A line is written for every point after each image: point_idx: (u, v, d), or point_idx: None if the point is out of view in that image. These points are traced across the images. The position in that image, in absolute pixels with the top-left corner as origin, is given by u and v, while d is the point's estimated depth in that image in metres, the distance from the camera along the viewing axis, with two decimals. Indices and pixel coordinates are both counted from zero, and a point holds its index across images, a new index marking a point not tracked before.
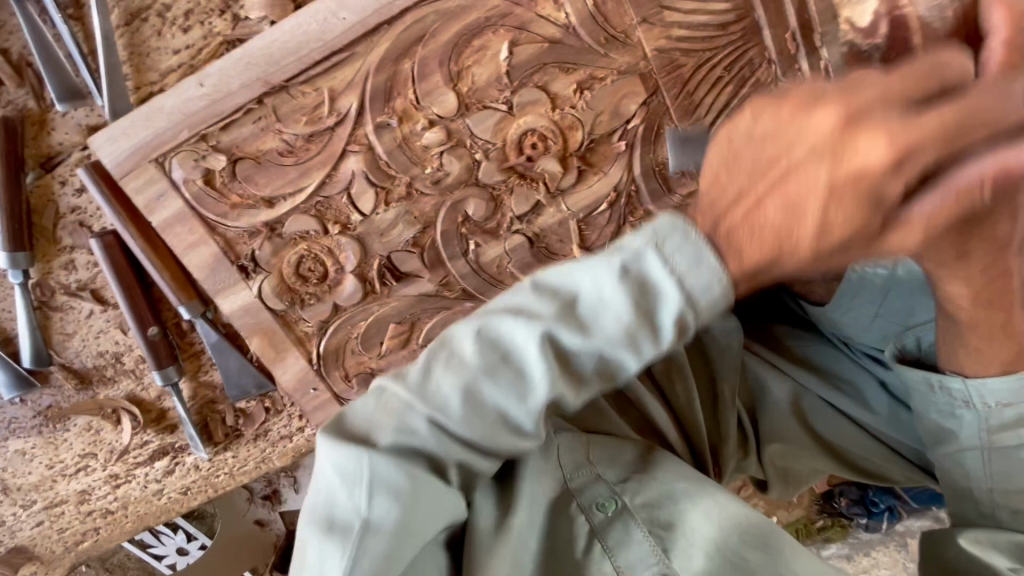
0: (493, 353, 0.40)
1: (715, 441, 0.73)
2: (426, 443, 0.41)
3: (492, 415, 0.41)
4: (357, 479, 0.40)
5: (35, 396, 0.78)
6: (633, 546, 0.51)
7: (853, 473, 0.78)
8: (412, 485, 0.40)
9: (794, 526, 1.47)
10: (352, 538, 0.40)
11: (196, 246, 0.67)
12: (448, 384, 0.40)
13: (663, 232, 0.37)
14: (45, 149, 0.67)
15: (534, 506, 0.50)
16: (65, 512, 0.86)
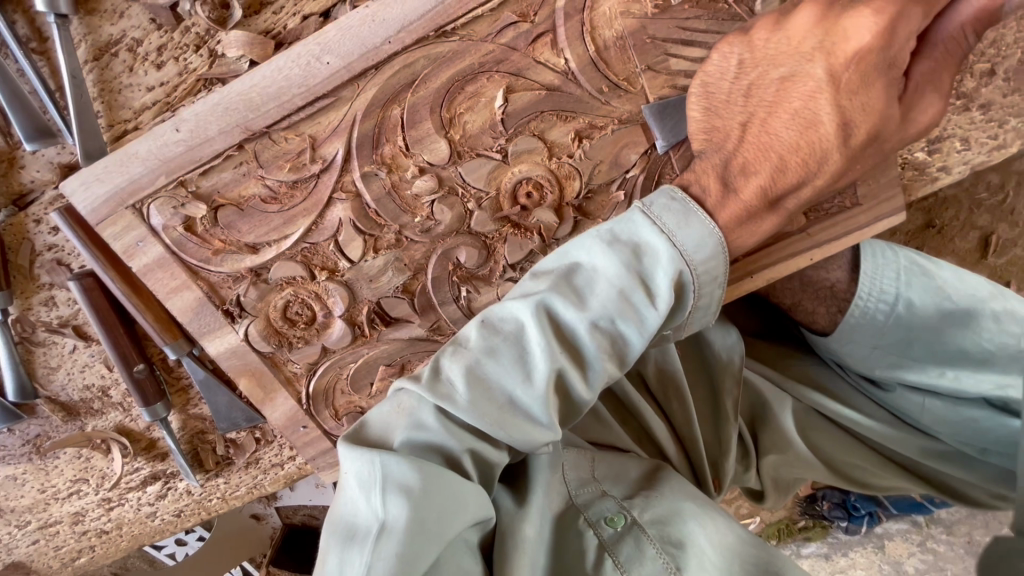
0: (502, 335, 0.51)
1: (717, 448, 0.89)
2: (434, 436, 0.50)
3: (502, 394, 0.50)
4: (372, 485, 0.47)
5: (23, 426, 0.78)
6: (646, 562, 0.58)
7: (827, 468, 0.94)
8: (421, 485, 0.47)
9: (777, 526, 1.54)
10: (369, 542, 0.46)
11: (179, 291, 0.65)
12: (455, 369, 0.50)
13: (651, 200, 0.52)
14: (17, 187, 0.64)
15: (545, 519, 0.60)
16: (60, 531, 0.87)
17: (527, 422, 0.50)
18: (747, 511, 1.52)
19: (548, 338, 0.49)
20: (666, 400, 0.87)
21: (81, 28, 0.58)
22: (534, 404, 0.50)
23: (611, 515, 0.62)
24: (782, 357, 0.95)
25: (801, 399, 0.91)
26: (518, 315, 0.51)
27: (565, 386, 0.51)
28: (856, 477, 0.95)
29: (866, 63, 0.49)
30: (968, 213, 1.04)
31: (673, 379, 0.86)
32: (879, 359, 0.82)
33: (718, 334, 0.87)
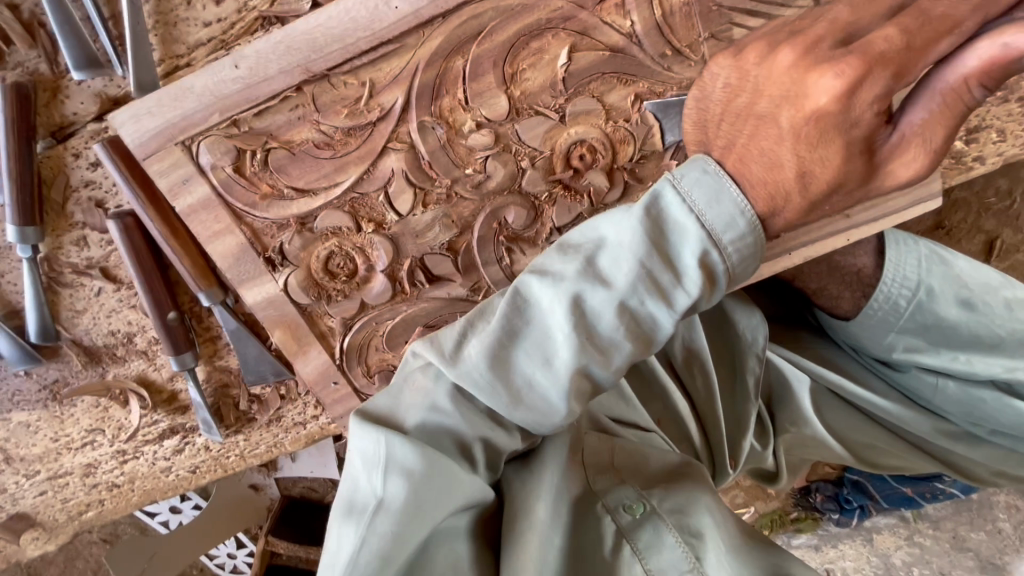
0: (521, 317, 0.49)
1: (736, 428, 0.91)
2: (449, 419, 0.49)
3: (520, 376, 0.49)
4: (376, 461, 0.47)
5: (41, 370, 0.75)
6: (665, 550, 0.55)
7: (838, 448, 0.96)
8: (422, 469, 0.46)
9: (770, 517, 1.57)
10: (366, 518, 0.46)
11: (221, 235, 0.64)
12: (476, 350, 0.48)
13: (685, 175, 0.48)
14: (58, 119, 0.62)
15: (559, 502, 0.55)
16: (69, 483, 0.85)
17: (543, 403, 0.49)
18: (742, 501, 1.56)
19: (567, 316, 0.47)
20: (689, 376, 0.89)
21: None
22: (552, 389, 0.48)
23: (631, 502, 0.57)
24: (793, 337, 0.97)
25: (817, 380, 0.92)
26: (540, 294, 0.49)
27: (584, 373, 0.48)
28: (866, 457, 0.99)
29: (825, 122, 0.43)
30: (976, 216, 1.06)
31: (698, 355, 0.88)
32: (895, 343, 0.85)
33: (742, 316, 0.88)
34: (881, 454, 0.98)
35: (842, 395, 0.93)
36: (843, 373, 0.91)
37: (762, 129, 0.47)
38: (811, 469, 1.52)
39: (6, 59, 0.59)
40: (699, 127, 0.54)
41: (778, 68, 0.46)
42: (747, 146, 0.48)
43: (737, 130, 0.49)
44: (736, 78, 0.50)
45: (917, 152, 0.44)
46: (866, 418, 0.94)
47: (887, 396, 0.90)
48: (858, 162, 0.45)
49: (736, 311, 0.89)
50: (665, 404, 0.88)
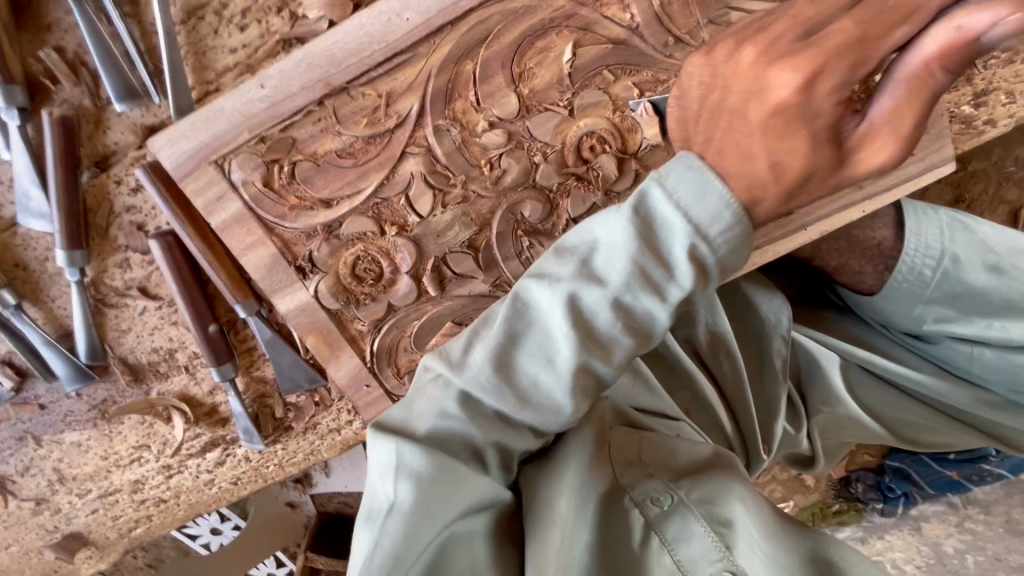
0: (521, 321, 0.50)
1: (767, 413, 0.91)
2: (458, 424, 0.50)
3: (524, 379, 0.50)
4: (388, 467, 0.49)
5: (91, 390, 0.79)
6: (694, 541, 0.54)
7: (875, 427, 0.95)
8: (428, 473, 0.47)
9: (811, 510, 1.53)
10: (379, 521, 0.47)
11: (254, 247, 0.67)
12: (480, 355, 0.50)
13: (669, 170, 0.49)
14: (101, 149, 0.66)
15: (587, 492, 0.55)
16: (119, 500, 0.88)
17: (548, 404, 0.51)
18: (781, 495, 1.52)
19: (567, 318, 0.48)
20: (715, 361, 0.89)
21: None
22: (555, 387, 0.49)
23: (658, 494, 0.57)
24: (817, 317, 0.96)
25: (847, 358, 0.91)
26: (540, 298, 0.50)
27: (585, 374, 0.50)
28: (906, 434, 0.97)
29: (785, 115, 0.46)
30: (996, 187, 1.05)
31: (723, 339, 0.88)
32: (923, 316, 0.84)
33: (763, 300, 0.89)
34: (920, 432, 0.96)
35: (876, 373, 0.91)
36: (872, 350, 0.91)
37: (733, 123, 0.49)
38: (848, 458, 1.47)
39: (54, 97, 0.64)
40: (682, 125, 0.57)
41: (743, 64, 0.49)
42: (723, 139, 0.49)
43: (713, 125, 0.51)
44: (707, 76, 0.53)
45: (886, 140, 0.46)
46: (901, 394, 0.93)
47: (923, 371, 0.89)
48: (825, 151, 0.47)
49: (758, 296, 0.89)
50: (692, 392, 0.87)
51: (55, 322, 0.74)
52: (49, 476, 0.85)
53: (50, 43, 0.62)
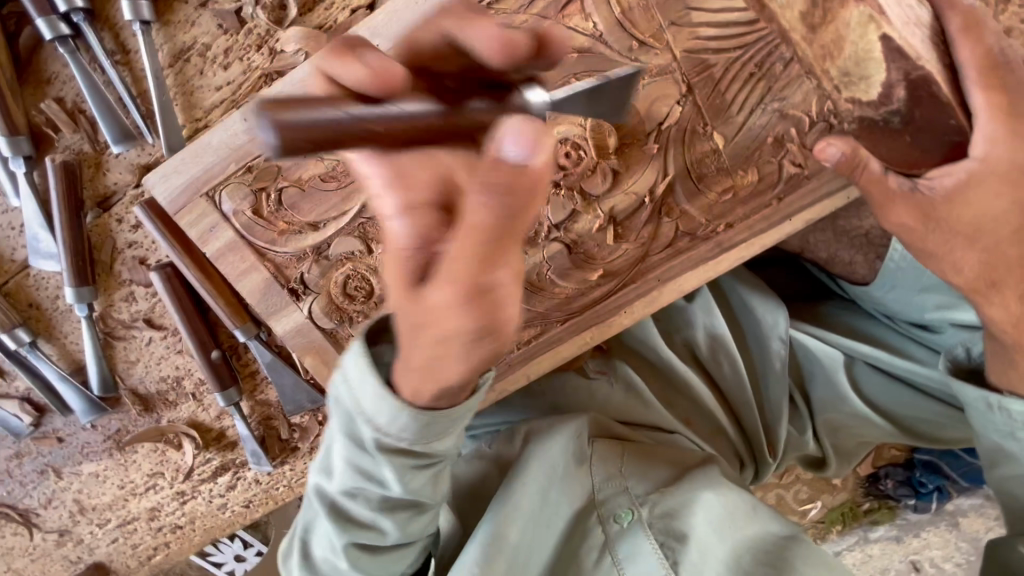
0: (386, 387, 0.53)
1: (769, 416, 0.91)
2: (358, 457, 0.59)
3: (367, 443, 0.57)
4: (325, 450, 0.64)
5: (105, 421, 0.83)
6: (643, 558, 0.70)
7: (890, 428, 0.92)
8: (343, 471, 0.61)
9: (841, 510, 1.47)
10: (318, 474, 0.65)
11: (247, 273, 0.70)
12: (364, 414, 0.54)
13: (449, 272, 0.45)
14: (102, 190, 0.70)
15: (552, 524, 0.75)
16: (137, 528, 0.90)
17: (378, 462, 0.57)
18: (807, 496, 1.46)
19: (352, 390, 0.55)
20: (716, 367, 0.89)
21: (162, 36, 0.65)
22: (413, 446, 0.55)
23: (620, 512, 0.74)
24: (818, 311, 0.95)
25: (851, 353, 0.90)
26: (343, 371, 0.56)
27: (399, 439, 0.54)
28: (920, 433, 0.93)
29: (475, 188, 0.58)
30: None
31: (723, 344, 0.88)
32: (920, 303, 0.85)
33: (761, 302, 0.88)
34: (937, 433, 0.92)
35: (881, 367, 0.89)
36: (876, 343, 0.89)
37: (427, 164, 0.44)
38: (875, 453, 1.42)
39: (56, 144, 0.68)
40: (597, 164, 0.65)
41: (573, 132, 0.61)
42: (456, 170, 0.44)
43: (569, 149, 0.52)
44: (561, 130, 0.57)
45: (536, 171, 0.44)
46: (913, 390, 0.90)
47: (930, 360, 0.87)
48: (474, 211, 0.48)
49: (755, 298, 0.88)
50: (690, 403, 0.90)
51: (68, 357, 0.78)
52: (70, 508, 0.88)
53: (50, 95, 0.66)
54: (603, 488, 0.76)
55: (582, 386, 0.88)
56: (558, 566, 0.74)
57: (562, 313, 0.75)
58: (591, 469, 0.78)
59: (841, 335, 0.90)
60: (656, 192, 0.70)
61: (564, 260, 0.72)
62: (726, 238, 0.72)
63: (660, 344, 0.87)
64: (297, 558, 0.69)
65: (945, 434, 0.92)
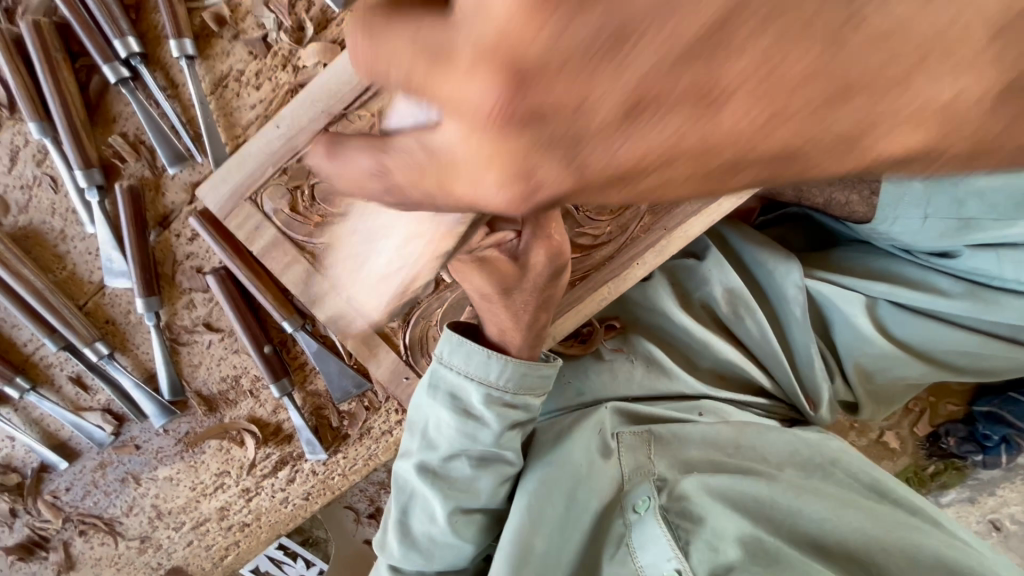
0: (478, 368, 0.72)
1: (796, 362, 0.94)
2: (449, 431, 0.74)
3: (463, 410, 0.74)
4: (414, 429, 0.77)
5: (175, 424, 0.91)
6: (656, 549, 0.74)
7: (925, 364, 0.91)
8: (437, 441, 0.75)
9: (905, 475, 1.41)
10: (410, 452, 0.77)
11: (291, 265, 0.77)
12: (458, 387, 0.73)
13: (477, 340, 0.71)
14: (162, 210, 0.80)
15: (582, 511, 0.79)
16: (209, 529, 0.96)
17: (485, 423, 0.73)
18: None
19: (463, 365, 0.72)
20: (739, 324, 0.92)
21: (204, 67, 0.76)
22: (493, 418, 0.73)
23: (641, 501, 0.78)
24: (831, 256, 0.97)
25: (869, 294, 0.90)
26: (448, 353, 0.73)
27: (501, 396, 0.73)
28: (959, 367, 0.92)
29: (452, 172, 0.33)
30: None
31: (742, 298, 0.91)
32: (932, 230, 0.84)
33: (770, 253, 0.92)
34: (974, 362, 0.91)
35: (903, 303, 0.89)
36: (894, 280, 0.90)
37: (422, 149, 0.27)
38: (930, 410, 1.39)
39: (123, 173, 0.79)
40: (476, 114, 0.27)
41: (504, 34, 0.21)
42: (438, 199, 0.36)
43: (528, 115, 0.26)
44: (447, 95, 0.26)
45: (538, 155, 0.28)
46: (943, 323, 0.89)
47: (952, 286, 0.87)
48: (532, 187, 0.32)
49: (765, 255, 0.92)
50: (715, 361, 0.93)
51: (140, 366, 0.87)
52: (148, 514, 0.95)
53: (116, 131, 0.77)
54: (632, 477, 0.81)
55: (603, 368, 0.92)
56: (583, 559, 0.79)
57: (577, 274, 0.78)
58: (619, 455, 0.83)
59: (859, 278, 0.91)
60: None
61: (572, 222, 0.76)
62: None
63: (674, 311, 0.91)
64: (396, 536, 0.78)
65: (981, 362, 0.91)
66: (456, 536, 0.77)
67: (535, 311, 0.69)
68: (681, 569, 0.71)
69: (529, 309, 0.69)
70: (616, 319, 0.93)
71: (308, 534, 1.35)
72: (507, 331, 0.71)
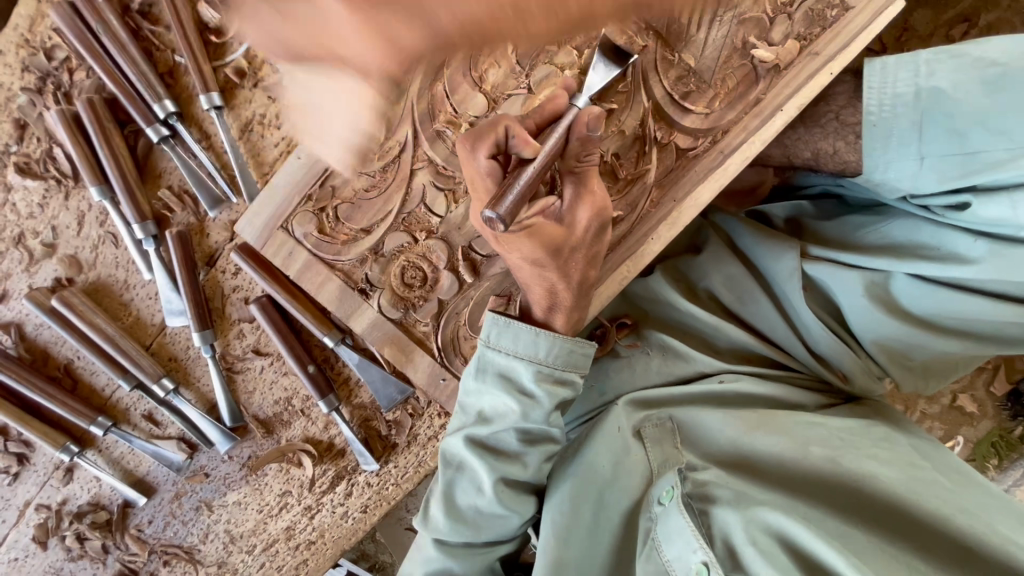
0: (518, 349, 0.75)
1: (806, 339, 0.94)
2: (505, 416, 0.78)
3: (526, 385, 0.76)
4: (465, 410, 0.81)
5: (238, 450, 0.97)
6: (679, 542, 0.74)
7: (958, 341, 0.84)
8: (486, 427, 0.80)
9: (990, 440, 1.30)
10: (459, 432, 0.81)
11: (324, 284, 0.84)
12: (504, 364, 0.76)
13: (513, 322, 0.75)
14: (208, 249, 0.89)
15: (617, 504, 0.84)
16: (279, 550, 1.00)
17: (537, 401, 0.76)
18: (944, 433, 1.30)
19: (511, 346, 0.76)
20: (744, 309, 0.96)
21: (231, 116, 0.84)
22: (535, 408, 0.77)
23: (666, 491, 0.80)
24: (844, 224, 0.95)
25: (873, 270, 0.87)
26: (496, 335, 0.76)
27: (550, 373, 0.76)
28: (1015, 337, 0.83)
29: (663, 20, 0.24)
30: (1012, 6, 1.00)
31: (741, 282, 0.96)
32: (932, 172, 0.80)
33: (767, 234, 0.97)
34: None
35: (917, 273, 0.84)
36: (902, 253, 0.86)
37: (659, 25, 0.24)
38: (1006, 366, 1.28)
39: (172, 222, 0.88)
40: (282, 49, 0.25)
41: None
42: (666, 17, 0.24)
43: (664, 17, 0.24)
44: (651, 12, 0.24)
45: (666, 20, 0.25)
46: (971, 294, 0.81)
47: (973, 247, 0.80)
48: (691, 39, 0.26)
49: (763, 242, 0.96)
50: (731, 343, 0.96)
51: (203, 398, 0.95)
52: (223, 539, 1.00)
53: (164, 186, 0.87)
54: (660, 470, 0.85)
55: (621, 365, 0.95)
56: (621, 550, 0.83)
57: None
58: (647, 449, 0.87)
59: (861, 254, 0.88)
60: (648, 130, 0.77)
61: None
62: (725, 144, 0.78)
63: (675, 299, 0.96)
64: (442, 509, 0.82)
65: None
66: (501, 507, 0.81)
67: (584, 266, 0.72)
68: (707, 560, 0.71)
69: (579, 266, 0.71)
70: (626, 317, 0.98)
71: (375, 559, 1.34)
72: (557, 292, 0.72)
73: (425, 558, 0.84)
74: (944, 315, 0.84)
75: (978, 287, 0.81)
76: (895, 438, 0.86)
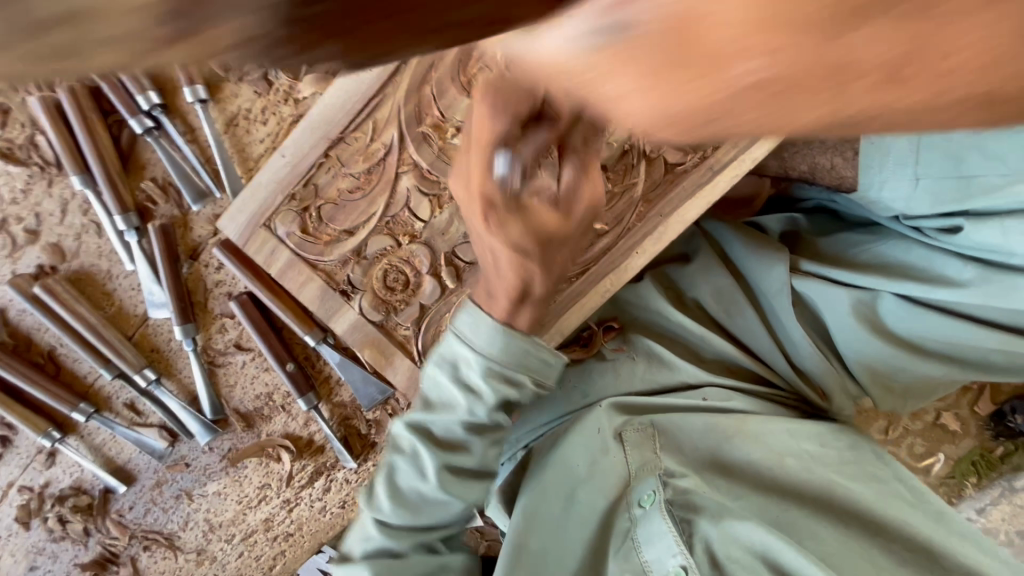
0: (470, 342, 0.73)
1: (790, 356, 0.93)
2: (456, 404, 0.77)
3: (474, 377, 0.75)
4: (418, 394, 0.80)
5: (219, 441, 0.98)
6: (660, 542, 0.77)
7: (937, 363, 0.85)
8: (437, 413, 0.78)
9: (971, 459, 1.29)
10: (411, 413, 0.80)
11: (306, 283, 0.82)
12: (455, 355, 0.75)
13: (465, 313, 0.73)
14: (191, 243, 0.89)
15: (591, 504, 0.83)
16: (257, 540, 1.02)
17: (484, 395, 0.75)
18: (925, 450, 1.30)
19: (463, 337, 0.74)
20: (731, 322, 0.94)
21: (216, 110, 0.84)
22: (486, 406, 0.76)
23: (647, 495, 0.81)
24: (835, 240, 0.94)
25: (864, 288, 0.86)
26: (454, 323, 0.74)
27: (500, 369, 0.74)
28: (993, 363, 0.83)
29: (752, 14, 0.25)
30: None
31: (731, 295, 0.94)
32: (927, 196, 0.81)
33: (760, 245, 0.94)
34: (1004, 356, 0.82)
35: (904, 293, 0.83)
36: (891, 272, 0.85)
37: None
38: (992, 386, 1.28)
39: (155, 214, 0.88)
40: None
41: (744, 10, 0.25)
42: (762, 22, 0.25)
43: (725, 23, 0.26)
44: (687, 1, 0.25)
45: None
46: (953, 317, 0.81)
47: (962, 271, 0.79)
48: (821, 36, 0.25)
49: (755, 254, 0.94)
50: (717, 355, 0.94)
51: (185, 389, 0.95)
52: (202, 527, 1.01)
53: (147, 176, 0.87)
54: (638, 473, 0.83)
55: (605, 368, 0.93)
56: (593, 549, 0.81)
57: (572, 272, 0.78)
58: (626, 452, 0.85)
59: (853, 271, 0.87)
60: (636, 141, 0.76)
61: None
62: (715, 160, 0.77)
63: (661, 307, 0.94)
64: (385, 490, 0.81)
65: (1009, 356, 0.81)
66: (444, 493, 0.80)
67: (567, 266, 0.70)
68: (685, 564, 0.74)
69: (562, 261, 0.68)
70: (614, 320, 0.95)
71: None
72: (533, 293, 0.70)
73: (364, 536, 0.82)
74: (926, 336, 0.84)
75: (962, 312, 0.81)
76: (855, 451, 0.88)
